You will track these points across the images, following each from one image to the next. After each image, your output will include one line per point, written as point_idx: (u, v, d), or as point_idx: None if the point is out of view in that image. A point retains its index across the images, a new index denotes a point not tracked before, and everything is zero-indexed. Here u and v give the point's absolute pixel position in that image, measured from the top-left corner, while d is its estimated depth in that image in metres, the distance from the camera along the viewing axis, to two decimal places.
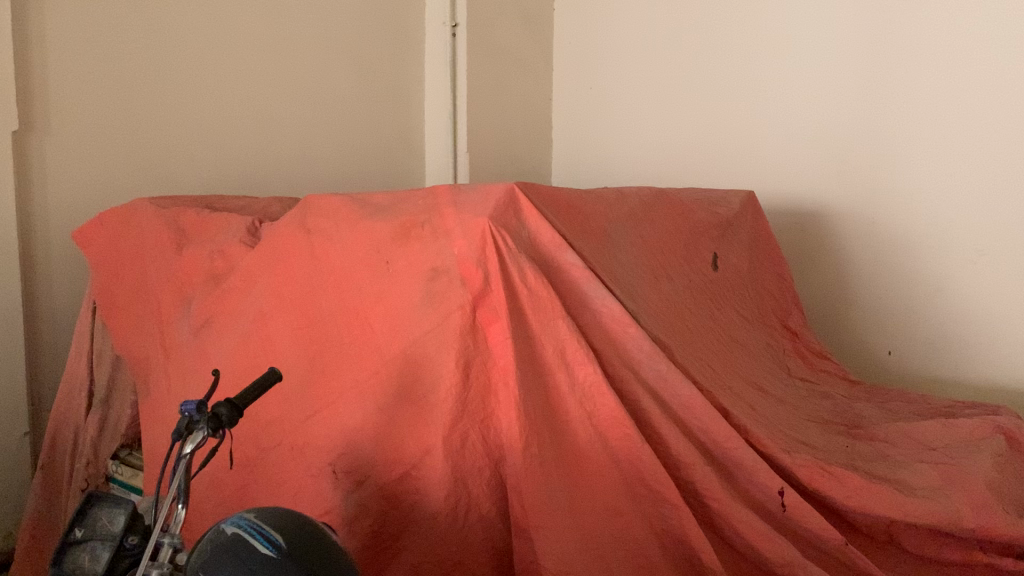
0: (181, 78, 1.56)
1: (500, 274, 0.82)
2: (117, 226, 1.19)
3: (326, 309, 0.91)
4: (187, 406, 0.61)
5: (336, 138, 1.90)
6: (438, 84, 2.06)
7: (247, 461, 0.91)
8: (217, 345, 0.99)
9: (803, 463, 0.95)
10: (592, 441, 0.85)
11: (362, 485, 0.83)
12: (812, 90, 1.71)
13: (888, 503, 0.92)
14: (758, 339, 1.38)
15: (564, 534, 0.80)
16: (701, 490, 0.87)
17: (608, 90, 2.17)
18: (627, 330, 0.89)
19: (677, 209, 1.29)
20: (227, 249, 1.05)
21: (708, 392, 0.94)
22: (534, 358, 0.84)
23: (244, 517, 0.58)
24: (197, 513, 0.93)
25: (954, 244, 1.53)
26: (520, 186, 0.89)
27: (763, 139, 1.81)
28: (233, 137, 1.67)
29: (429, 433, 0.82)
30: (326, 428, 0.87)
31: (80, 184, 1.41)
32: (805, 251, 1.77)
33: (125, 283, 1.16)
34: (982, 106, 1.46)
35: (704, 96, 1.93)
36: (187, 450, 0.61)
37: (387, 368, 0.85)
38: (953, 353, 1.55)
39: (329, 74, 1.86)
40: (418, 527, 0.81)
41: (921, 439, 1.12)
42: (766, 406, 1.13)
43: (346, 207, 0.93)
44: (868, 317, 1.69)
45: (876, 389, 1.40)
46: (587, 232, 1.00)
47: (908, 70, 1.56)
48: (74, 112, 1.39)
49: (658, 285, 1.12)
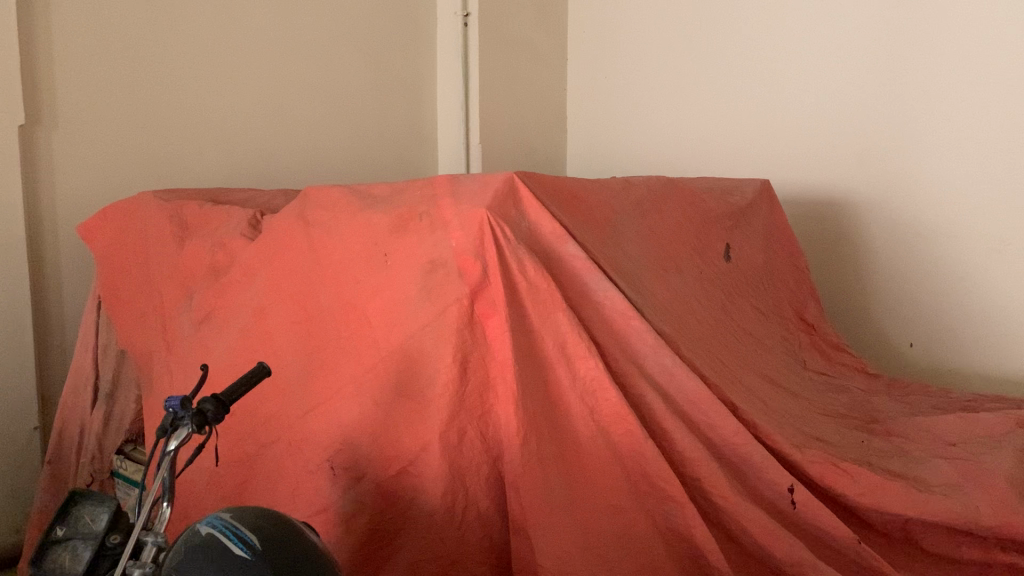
0: (187, 71, 1.55)
1: (498, 266, 0.80)
2: (122, 221, 1.19)
3: (325, 304, 0.89)
4: (171, 402, 0.60)
5: (345, 131, 1.88)
6: (449, 74, 2.04)
7: (245, 457, 0.90)
8: (217, 339, 0.98)
9: (815, 459, 0.92)
10: (594, 436, 0.83)
11: (359, 482, 0.82)
12: (829, 77, 1.67)
13: (905, 501, 0.89)
14: (773, 332, 1.34)
15: (564, 532, 0.78)
16: (707, 486, 0.84)
17: (622, 78, 2.13)
18: (630, 322, 0.87)
19: (688, 197, 1.25)
20: (227, 242, 1.05)
21: (715, 386, 0.91)
22: (535, 351, 0.82)
23: (220, 517, 0.57)
24: (197, 507, 0.93)
25: (976, 233, 1.48)
26: (519, 174, 0.86)
27: (779, 132, 1.77)
28: (241, 130, 1.66)
29: (425, 429, 0.80)
30: (324, 424, 0.85)
31: (88, 178, 1.41)
32: (824, 242, 1.72)
33: (129, 278, 1.16)
34: (1003, 91, 1.41)
35: (720, 85, 1.89)
36: (171, 447, 0.60)
37: (385, 363, 0.83)
38: (977, 343, 1.50)
39: (339, 65, 1.85)
40: (414, 525, 0.79)
41: (939, 434, 1.08)
42: (777, 399, 1.09)
43: (345, 199, 0.91)
44: (888, 308, 1.63)
45: (895, 383, 1.36)
46: (591, 222, 0.97)
47: (930, 53, 1.50)
48: (80, 105, 1.39)
49: (666, 277, 1.09)
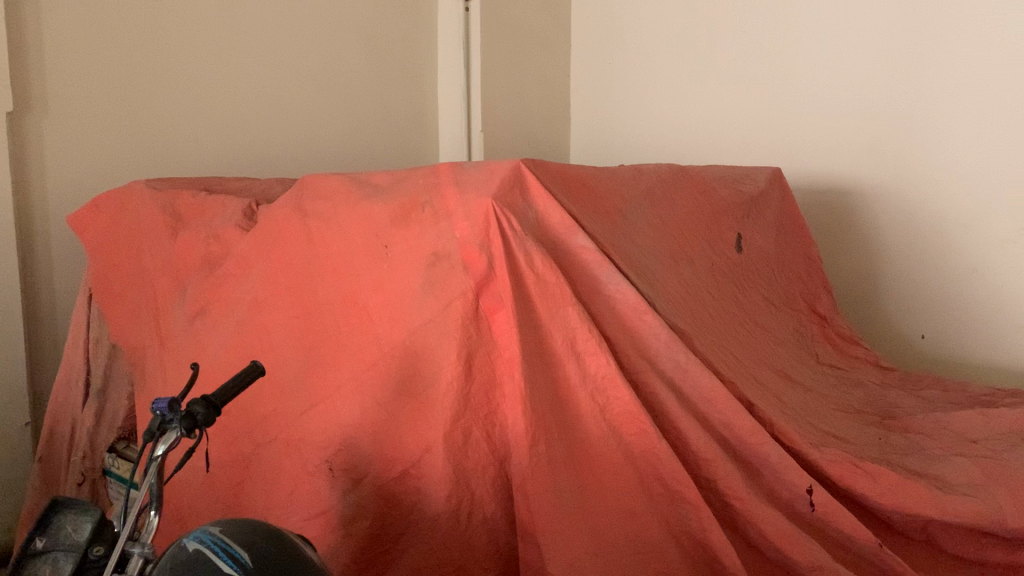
0: (182, 55, 1.51)
1: (504, 258, 0.75)
2: (114, 210, 1.15)
3: (324, 297, 0.85)
4: (158, 405, 0.56)
5: (344, 119, 1.84)
6: (450, 61, 1.99)
7: (241, 458, 0.87)
8: (211, 334, 0.94)
9: (834, 458, 0.88)
10: (605, 437, 0.79)
11: (359, 484, 0.78)
12: (840, 62, 1.61)
13: (927, 502, 0.84)
14: (785, 324, 1.30)
15: (574, 537, 0.74)
16: (722, 488, 0.80)
17: (626, 65, 2.08)
18: (643, 316, 0.83)
19: (699, 185, 1.21)
20: (222, 233, 1.01)
21: (729, 382, 0.87)
22: (543, 348, 0.78)
23: (208, 531, 0.54)
24: (192, 509, 0.89)
25: (990, 223, 1.44)
26: (526, 162, 0.82)
27: (786, 122, 1.73)
28: (237, 119, 1.62)
29: (429, 430, 0.76)
30: (323, 423, 0.81)
31: (78, 167, 1.37)
32: (834, 232, 1.68)
33: (121, 270, 1.12)
34: (1015, 82, 1.37)
35: (730, 70, 1.83)
36: (159, 452, 0.56)
37: (386, 360, 0.79)
38: (990, 335, 1.47)
39: (337, 52, 1.80)
40: (418, 529, 0.76)
41: (959, 431, 1.04)
42: (791, 394, 1.05)
43: (345, 188, 0.87)
44: (899, 301, 1.60)
45: (911, 376, 1.32)
46: (599, 211, 0.93)
47: (941, 38, 1.45)
48: (70, 92, 1.34)
49: (677, 268, 1.05)
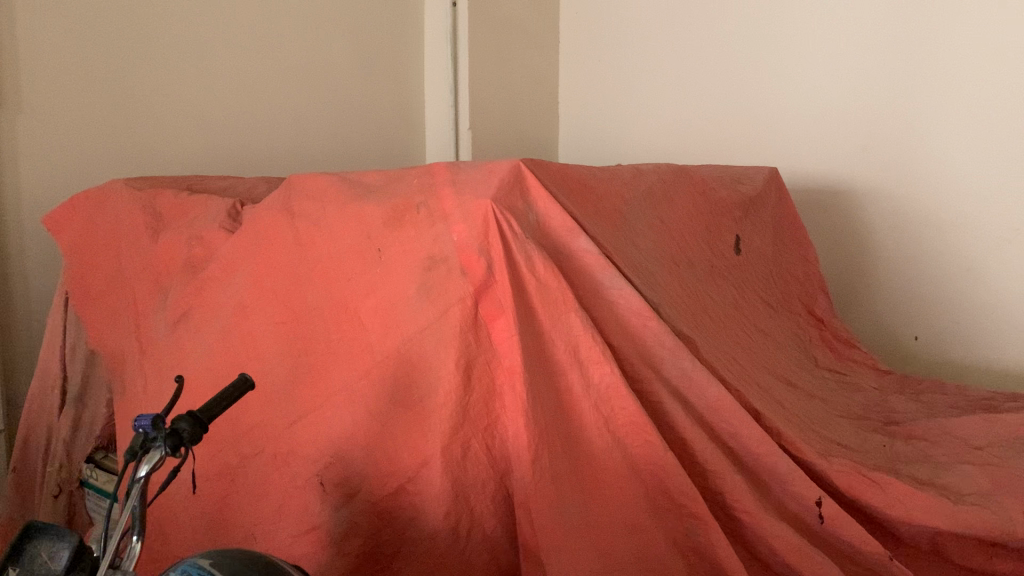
0: (164, 50, 1.46)
1: (504, 262, 0.72)
2: (92, 210, 1.10)
3: (314, 303, 0.81)
4: (141, 422, 0.51)
5: (331, 116, 1.79)
6: (439, 58, 1.95)
7: (225, 471, 0.83)
8: (195, 341, 0.90)
9: (841, 469, 0.85)
10: (610, 449, 0.76)
11: (352, 499, 0.75)
12: (834, 62, 1.60)
13: (937, 512, 0.82)
14: (783, 327, 1.28)
15: (579, 554, 0.71)
16: (729, 501, 0.78)
17: (616, 63, 2.05)
18: (646, 323, 0.80)
19: (698, 185, 1.18)
20: (205, 235, 0.96)
21: (734, 390, 0.85)
22: (544, 357, 0.75)
23: (196, 564, 0.50)
24: (176, 525, 0.85)
25: (986, 225, 1.43)
26: (526, 162, 0.79)
27: (779, 123, 1.71)
28: (220, 115, 1.57)
29: (425, 443, 0.73)
30: (313, 435, 0.78)
31: (55, 165, 1.31)
32: (828, 232, 1.66)
33: (99, 273, 1.07)
34: (1012, 84, 1.36)
35: (726, 61, 1.79)
36: (141, 473, 0.52)
37: (379, 369, 0.75)
38: (983, 336, 1.46)
39: (323, 48, 1.76)
40: (415, 546, 0.73)
41: (963, 437, 1.03)
42: (793, 400, 1.03)
43: (336, 187, 0.83)
44: (892, 301, 1.59)
45: (909, 379, 1.31)
46: (600, 213, 0.90)
47: (937, 39, 1.44)
48: (46, 86, 1.28)
49: (677, 270, 1.02)
